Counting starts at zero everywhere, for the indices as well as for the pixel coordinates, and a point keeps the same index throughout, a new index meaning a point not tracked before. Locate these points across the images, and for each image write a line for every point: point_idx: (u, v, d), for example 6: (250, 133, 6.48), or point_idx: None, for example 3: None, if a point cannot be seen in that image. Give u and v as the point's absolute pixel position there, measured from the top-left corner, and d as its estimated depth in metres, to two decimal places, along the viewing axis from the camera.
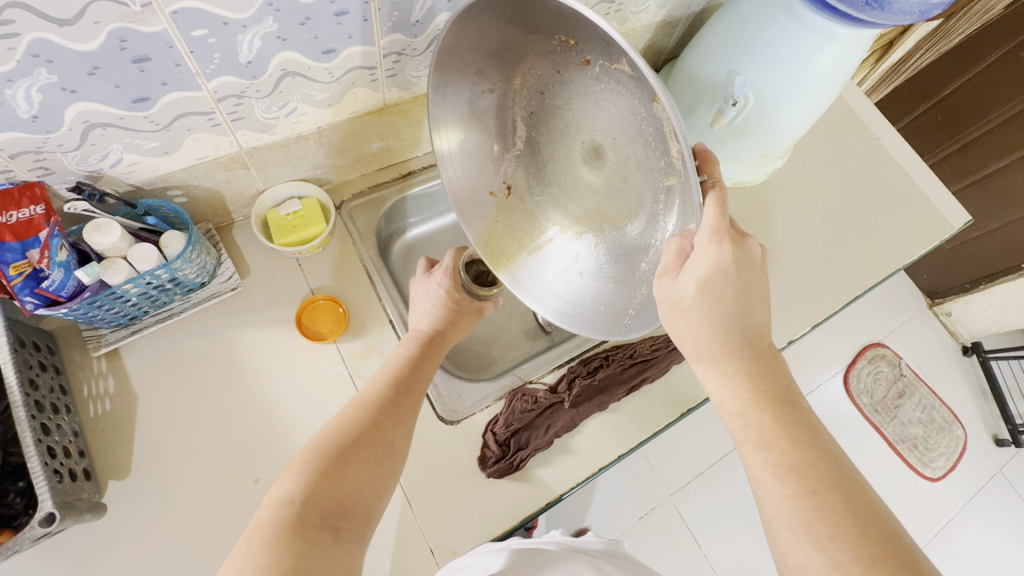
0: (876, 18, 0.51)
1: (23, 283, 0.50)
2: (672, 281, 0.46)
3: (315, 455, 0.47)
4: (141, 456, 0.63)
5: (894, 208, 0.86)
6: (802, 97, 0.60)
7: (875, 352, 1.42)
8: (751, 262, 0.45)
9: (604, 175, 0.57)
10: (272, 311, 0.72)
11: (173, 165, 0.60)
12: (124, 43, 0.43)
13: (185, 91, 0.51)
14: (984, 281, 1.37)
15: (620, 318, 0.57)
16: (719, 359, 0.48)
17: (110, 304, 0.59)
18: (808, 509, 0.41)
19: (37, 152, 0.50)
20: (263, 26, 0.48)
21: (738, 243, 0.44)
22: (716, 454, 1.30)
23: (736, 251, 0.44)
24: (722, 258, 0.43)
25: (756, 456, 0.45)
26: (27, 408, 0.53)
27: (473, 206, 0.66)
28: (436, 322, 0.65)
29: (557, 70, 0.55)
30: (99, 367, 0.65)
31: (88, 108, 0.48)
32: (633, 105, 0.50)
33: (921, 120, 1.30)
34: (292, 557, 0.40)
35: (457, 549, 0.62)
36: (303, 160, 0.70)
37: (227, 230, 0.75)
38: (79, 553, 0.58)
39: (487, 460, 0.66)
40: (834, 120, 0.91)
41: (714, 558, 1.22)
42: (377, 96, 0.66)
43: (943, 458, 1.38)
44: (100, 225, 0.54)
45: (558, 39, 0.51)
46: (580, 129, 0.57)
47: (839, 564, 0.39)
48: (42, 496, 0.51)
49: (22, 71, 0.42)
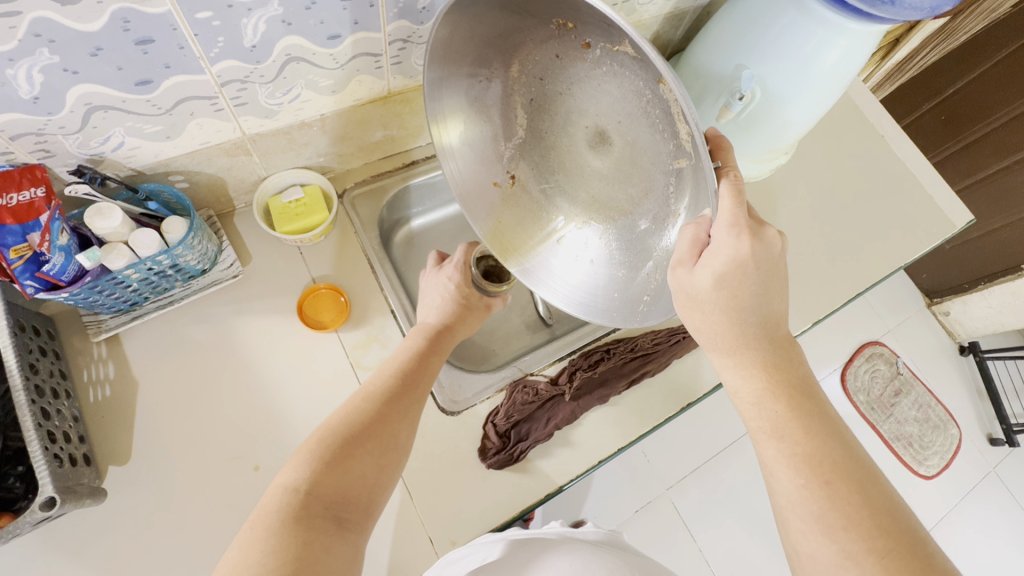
0: (888, 13, 0.50)
1: (24, 267, 0.50)
2: (688, 272, 0.46)
3: (321, 444, 0.48)
4: (140, 442, 0.63)
5: (896, 207, 0.86)
6: (810, 95, 0.60)
7: (872, 351, 1.43)
8: (771, 253, 0.45)
9: (611, 160, 0.56)
10: (274, 299, 0.71)
11: (175, 150, 0.59)
12: (127, 24, 0.43)
13: (189, 74, 0.50)
14: (984, 282, 1.38)
15: (635, 305, 0.57)
16: (734, 349, 0.47)
17: (111, 289, 0.59)
18: (820, 498, 0.41)
19: (38, 134, 0.49)
20: (268, 9, 0.48)
21: (755, 234, 0.44)
22: (713, 448, 1.31)
23: (755, 244, 0.43)
24: (740, 251, 0.43)
25: (769, 445, 0.45)
26: (27, 392, 0.53)
27: (478, 200, 0.66)
28: (445, 316, 0.65)
29: (557, 55, 0.53)
30: (99, 353, 0.65)
31: (90, 90, 0.47)
32: (637, 87, 0.49)
33: (927, 118, 1.29)
34: (296, 546, 0.40)
35: (457, 539, 0.63)
36: (306, 147, 0.70)
37: (229, 217, 0.74)
38: (78, 538, 0.58)
39: (488, 450, 0.66)
40: (838, 118, 0.91)
41: (709, 553, 1.23)
42: (381, 84, 0.65)
43: (938, 456, 1.39)
44: (102, 209, 0.54)
45: (556, 23, 0.50)
46: (583, 114, 0.56)
47: (851, 555, 0.39)
48: (42, 480, 0.51)
49: (24, 51, 0.41)
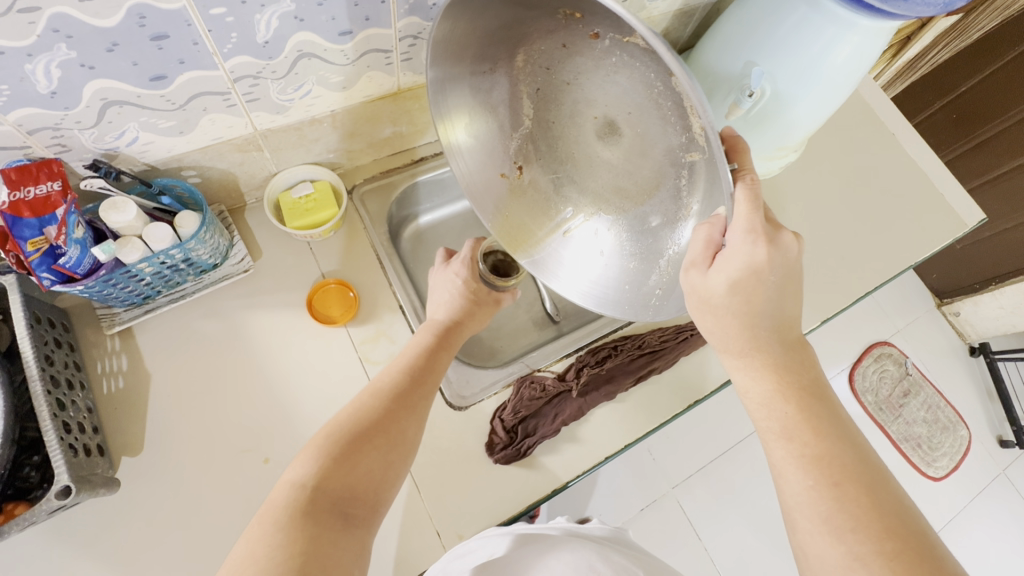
0: (901, 10, 0.49)
1: (39, 260, 0.51)
2: (701, 275, 0.46)
3: (329, 441, 0.48)
4: (152, 434, 0.64)
5: (907, 206, 0.85)
6: (819, 94, 0.60)
7: (881, 352, 1.41)
8: (787, 258, 0.45)
9: (621, 150, 0.57)
10: (283, 293, 0.72)
11: (188, 145, 0.60)
12: (143, 20, 0.43)
13: (203, 69, 0.51)
14: (995, 282, 1.37)
15: (647, 300, 0.57)
16: (744, 351, 0.48)
17: (124, 283, 0.60)
18: (828, 499, 0.41)
19: (55, 129, 0.50)
20: (280, 6, 0.48)
21: (772, 240, 0.44)
22: (719, 448, 1.30)
23: (771, 250, 0.43)
24: (756, 258, 0.43)
25: (778, 445, 0.45)
26: (43, 383, 0.54)
27: (486, 192, 0.66)
28: (455, 313, 0.66)
29: (565, 45, 0.53)
30: (112, 345, 0.66)
31: (105, 85, 0.48)
32: (648, 78, 0.50)
33: (938, 116, 1.28)
34: (303, 541, 0.41)
35: (463, 533, 0.63)
36: (316, 143, 0.71)
37: (240, 213, 0.75)
38: (91, 528, 0.59)
39: (495, 446, 0.66)
40: (849, 115, 0.90)
41: (714, 553, 1.23)
42: (391, 80, 0.66)
43: (947, 458, 1.38)
44: (116, 203, 0.54)
45: (563, 13, 0.50)
46: (592, 104, 0.57)
47: (859, 556, 0.39)
48: (58, 470, 0.52)
49: (43, 46, 0.42)
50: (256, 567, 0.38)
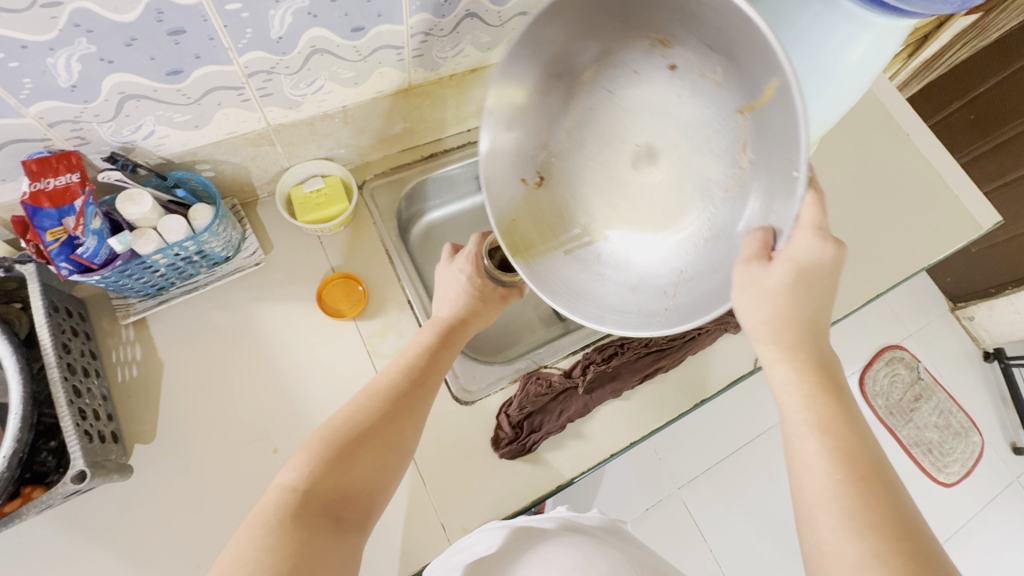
0: (916, 8, 0.49)
1: (58, 249, 0.52)
2: (761, 267, 0.47)
3: (324, 444, 0.49)
4: (165, 422, 0.65)
5: (921, 208, 0.84)
6: (832, 90, 0.59)
7: (892, 355, 1.40)
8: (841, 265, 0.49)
9: (652, 178, 0.57)
10: (293, 287, 0.73)
11: (202, 139, 0.61)
12: (160, 15, 0.44)
13: (218, 65, 0.52)
14: (1011, 286, 1.35)
15: (651, 317, 0.55)
16: (790, 344, 0.47)
17: (139, 274, 0.61)
18: (854, 495, 0.40)
19: (74, 122, 0.51)
20: (294, 2, 0.49)
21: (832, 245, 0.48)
22: (726, 449, 1.30)
23: (833, 252, 0.48)
24: (819, 255, 0.47)
25: (811, 438, 0.43)
26: (60, 370, 0.55)
27: (501, 188, 0.60)
28: (459, 310, 0.66)
29: (636, 70, 0.55)
30: (127, 335, 0.67)
31: (123, 79, 0.49)
32: (707, 113, 0.53)
33: (954, 117, 1.26)
34: (294, 543, 0.41)
35: (468, 526, 0.64)
36: (328, 139, 0.71)
37: (252, 206, 0.76)
38: (105, 513, 0.61)
39: (500, 441, 0.67)
40: (862, 115, 0.89)
41: (719, 553, 1.23)
42: (403, 76, 0.66)
43: (958, 464, 1.36)
44: (132, 195, 0.56)
45: (654, 39, 0.52)
46: (637, 131, 0.57)
47: (879, 554, 0.37)
48: (74, 455, 0.53)
49: (63, 41, 0.43)
50: (245, 569, 0.39)
